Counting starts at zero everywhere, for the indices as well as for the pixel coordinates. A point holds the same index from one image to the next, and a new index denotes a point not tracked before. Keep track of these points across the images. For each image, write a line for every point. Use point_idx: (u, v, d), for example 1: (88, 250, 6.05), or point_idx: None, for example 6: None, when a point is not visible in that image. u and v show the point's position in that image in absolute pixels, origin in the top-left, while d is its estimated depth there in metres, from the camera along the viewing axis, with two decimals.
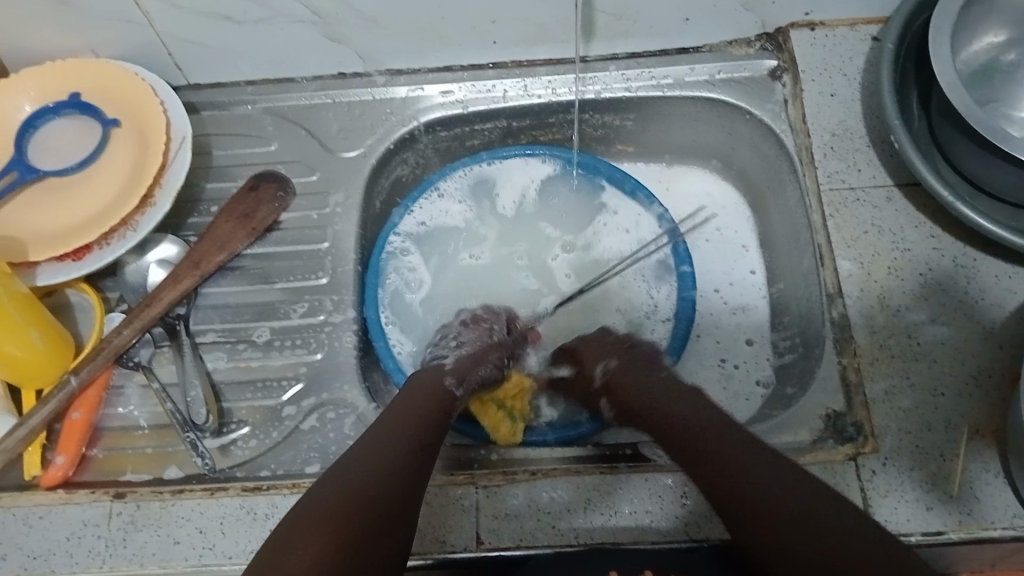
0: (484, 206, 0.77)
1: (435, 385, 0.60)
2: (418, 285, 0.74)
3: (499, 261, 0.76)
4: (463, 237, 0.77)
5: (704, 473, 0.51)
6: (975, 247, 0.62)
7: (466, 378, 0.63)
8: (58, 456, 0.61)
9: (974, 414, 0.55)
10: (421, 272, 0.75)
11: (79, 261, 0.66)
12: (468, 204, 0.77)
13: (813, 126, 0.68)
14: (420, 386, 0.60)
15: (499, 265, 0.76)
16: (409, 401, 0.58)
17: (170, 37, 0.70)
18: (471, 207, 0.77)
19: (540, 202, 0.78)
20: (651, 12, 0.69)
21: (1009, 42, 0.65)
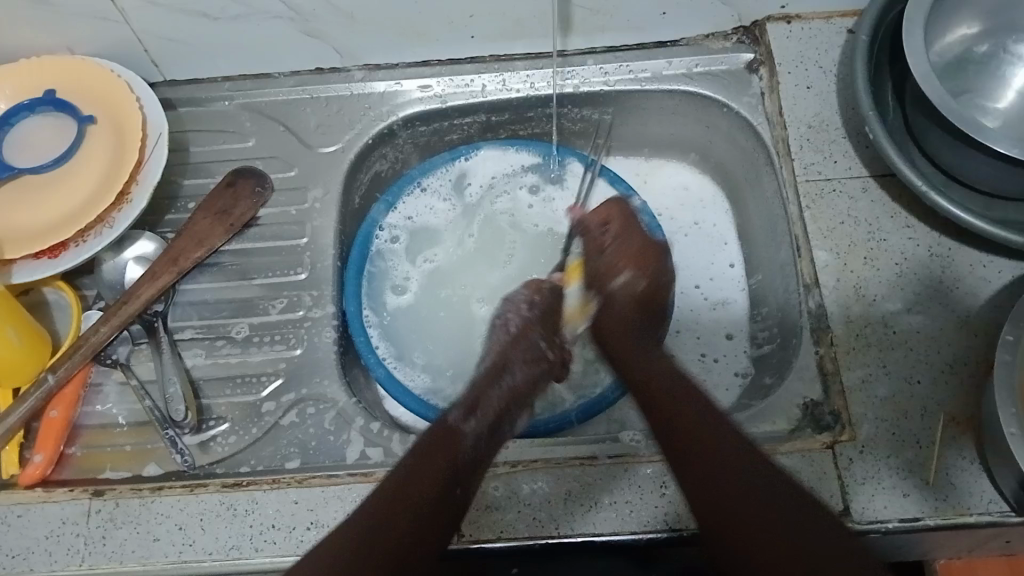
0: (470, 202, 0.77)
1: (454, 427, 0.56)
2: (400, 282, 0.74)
3: (487, 249, 0.75)
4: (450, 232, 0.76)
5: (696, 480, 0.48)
6: (950, 237, 0.63)
7: (478, 406, 0.58)
8: (36, 454, 0.61)
9: (950, 401, 0.56)
10: (405, 270, 0.74)
11: (55, 260, 0.65)
12: (454, 200, 0.77)
13: (790, 118, 0.69)
14: (433, 427, 0.56)
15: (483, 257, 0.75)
16: (425, 441, 0.54)
17: (146, 34, 0.70)
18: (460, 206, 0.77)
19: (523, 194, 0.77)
20: (627, 7, 0.69)
21: (982, 34, 0.66)
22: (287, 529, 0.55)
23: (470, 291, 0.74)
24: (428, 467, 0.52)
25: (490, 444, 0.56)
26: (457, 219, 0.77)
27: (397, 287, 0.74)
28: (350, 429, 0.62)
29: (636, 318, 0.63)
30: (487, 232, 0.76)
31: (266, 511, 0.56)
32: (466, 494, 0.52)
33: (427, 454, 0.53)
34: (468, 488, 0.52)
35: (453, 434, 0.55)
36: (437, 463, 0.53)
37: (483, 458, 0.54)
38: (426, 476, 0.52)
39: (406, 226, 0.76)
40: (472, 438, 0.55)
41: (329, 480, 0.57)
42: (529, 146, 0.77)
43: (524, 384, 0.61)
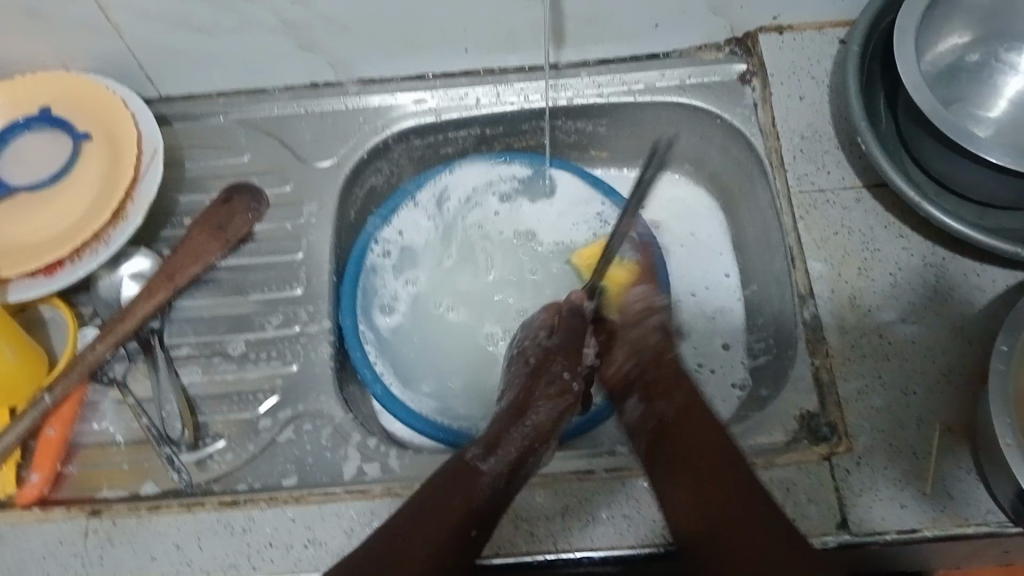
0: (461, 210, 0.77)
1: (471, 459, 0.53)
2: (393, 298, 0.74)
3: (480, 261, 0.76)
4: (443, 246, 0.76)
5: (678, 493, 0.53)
6: (944, 246, 0.63)
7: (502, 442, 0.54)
8: (34, 473, 0.61)
9: (946, 411, 0.56)
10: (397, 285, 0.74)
11: (51, 277, 0.65)
12: (448, 213, 0.77)
13: (783, 129, 0.69)
14: (450, 462, 0.53)
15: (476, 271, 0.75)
16: (440, 476, 0.52)
17: (139, 50, 0.70)
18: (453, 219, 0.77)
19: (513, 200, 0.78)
20: (619, 18, 0.70)
21: (974, 43, 0.66)
22: (285, 547, 0.55)
23: (466, 306, 0.74)
24: (449, 503, 0.50)
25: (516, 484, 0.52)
26: (450, 232, 0.77)
27: (390, 302, 0.74)
28: (347, 444, 0.62)
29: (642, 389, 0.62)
30: (475, 238, 0.77)
31: (263, 529, 0.56)
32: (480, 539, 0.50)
33: (456, 495, 0.51)
34: (485, 530, 0.50)
35: (471, 473, 0.52)
36: (460, 501, 0.50)
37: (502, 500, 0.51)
38: (447, 523, 0.49)
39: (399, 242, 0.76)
40: (488, 479, 0.52)
41: (327, 497, 0.57)
42: (519, 156, 0.77)
43: (552, 421, 0.56)
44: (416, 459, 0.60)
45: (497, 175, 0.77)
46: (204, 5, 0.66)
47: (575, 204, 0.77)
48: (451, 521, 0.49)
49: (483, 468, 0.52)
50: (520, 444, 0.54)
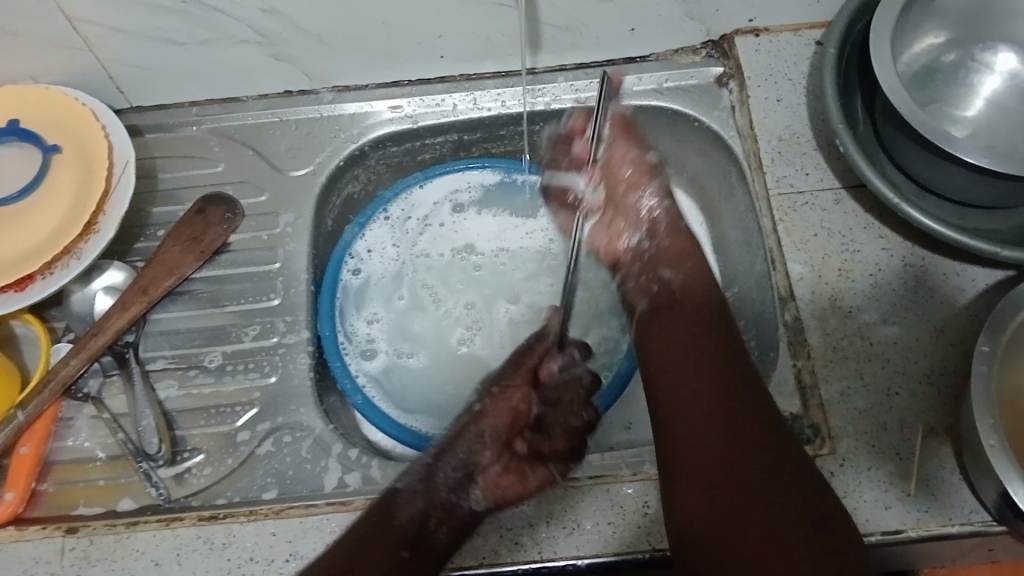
0: (431, 218, 0.77)
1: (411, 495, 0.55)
2: (369, 318, 0.73)
3: (451, 271, 0.74)
4: (416, 261, 0.75)
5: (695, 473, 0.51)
6: (922, 246, 0.63)
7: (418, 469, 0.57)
8: (7, 493, 0.59)
9: (929, 411, 0.56)
10: (371, 303, 0.74)
11: (21, 293, 0.64)
12: (418, 226, 0.77)
13: (761, 131, 0.69)
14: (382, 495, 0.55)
15: (450, 280, 0.74)
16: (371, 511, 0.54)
17: (110, 60, 0.69)
18: (422, 232, 0.77)
19: (480, 207, 0.78)
20: (596, 23, 0.69)
21: (949, 43, 0.66)
22: (266, 562, 0.54)
23: (440, 316, 0.73)
24: (379, 534, 0.52)
25: (440, 508, 0.55)
26: (422, 243, 0.76)
27: (365, 322, 0.73)
28: (328, 456, 0.61)
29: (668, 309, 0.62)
30: (447, 249, 0.76)
31: (244, 544, 0.55)
32: (416, 557, 0.52)
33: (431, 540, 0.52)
34: (430, 542, 0.52)
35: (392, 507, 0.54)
36: (387, 529, 0.53)
37: (428, 525, 0.53)
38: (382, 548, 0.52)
39: (370, 258, 0.75)
40: (406, 504, 0.54)
41: (308, 510, 0.56)
42: (491, 164, 0.76)
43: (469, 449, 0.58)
44: (398, 471, 0.59)
45: (470, 183, 0.78)
46: (175, 16, 0.65)
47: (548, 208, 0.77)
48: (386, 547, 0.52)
49: (398, 490, 0.55)
50: (428, 474, 0.57)
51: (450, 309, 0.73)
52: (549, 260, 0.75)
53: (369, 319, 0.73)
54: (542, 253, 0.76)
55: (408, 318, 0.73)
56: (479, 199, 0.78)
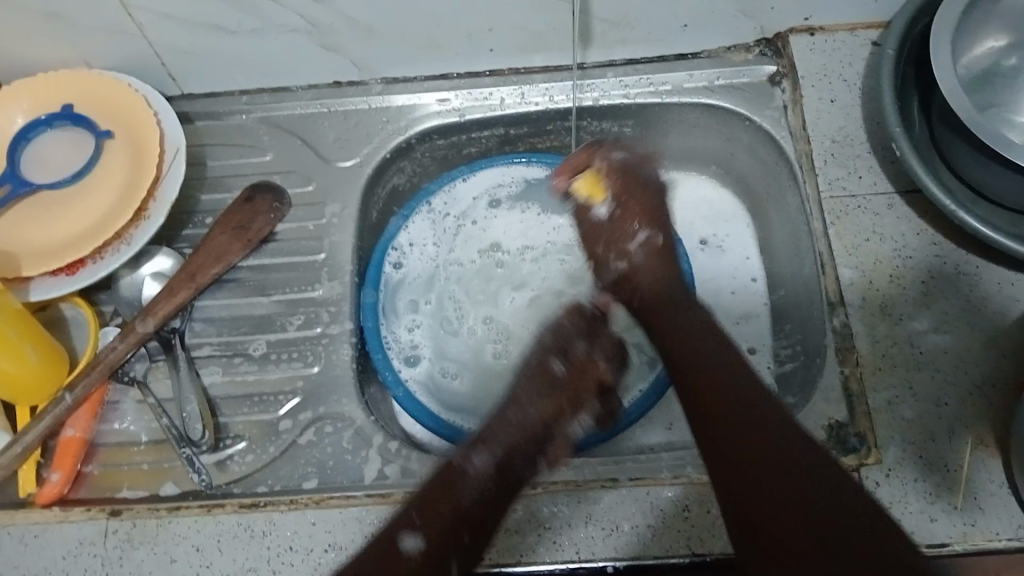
0: (467, 215, 0.77)
1: (468, 475, 0.54)
2: (408, 316, 0.73)
3: (489, 273, 0.74)
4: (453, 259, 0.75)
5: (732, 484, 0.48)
6: (977, 254, 0.62)
7: (488, 439, 0.57)
8: (54, 472, 0.60)
9: (978, 423, 0.55)
10: (411, 298, 0.74)
11: (72, 276, 0.65)
12: (458, 223, 0.77)
13: (813, 132, 0.68)
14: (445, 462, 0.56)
15: (488, 280, 0.74)
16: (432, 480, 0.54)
17: (162, 48, 0.70)
18: (462, 230, 0.76)
19: (515, 205, 0.77)
20: (647, 18, 0.69)
21: (1011, 46, 0.64)
22: (305, 551, 0.55)
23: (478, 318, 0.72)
24: (439, 510, 0.52)
25: (503, 482, 0.55)
26: (460, 243, 0.76)
27: (402, 319, 0.73)
28: (368, 447, 0.61)
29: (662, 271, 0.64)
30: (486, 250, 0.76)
31: (283, 533, 0.55)
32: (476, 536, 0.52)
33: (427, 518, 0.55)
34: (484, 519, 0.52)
35: (460, 476, 0.54)
36: (447, 498, 0.53)
37: (491, 501, 0.53)
38: (438, 521, 0.52)
39: (410, 252, 0.75)
40: (472, 477, 0.54)
41: (347, 501, 0.56)
42: (538, 157, 0.76)
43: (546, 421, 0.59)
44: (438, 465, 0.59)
45: (513, 178, 0.77)
46: (226, 4, 0.65)
47: None
48: (442, 522, 0.52)
49: (470, 468, 0.55)
50: (512, 447, 0.57)
51: (482, 316, 0.72)
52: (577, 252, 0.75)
53: (408, 317, 0.73)
54: (570, 245, 0.75)
55: (446, 318, 0.73)
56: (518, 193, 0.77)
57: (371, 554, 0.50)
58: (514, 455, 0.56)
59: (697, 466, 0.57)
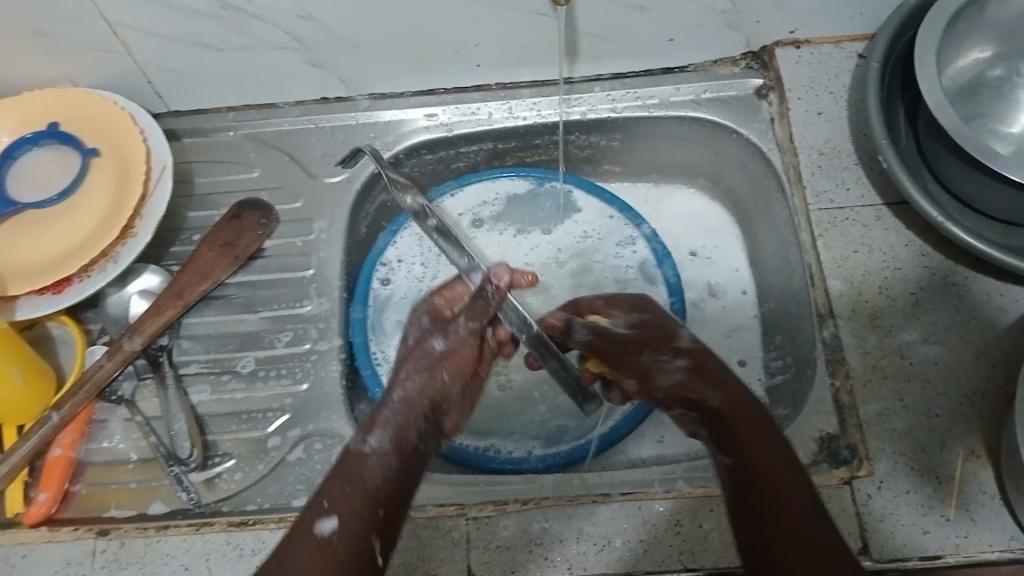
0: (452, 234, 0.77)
1: (364, 470, 0.51)
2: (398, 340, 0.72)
3: None
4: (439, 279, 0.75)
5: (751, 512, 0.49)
6: (965, 265, 0.62)
7: (382, 418, 0.53)
8: (40, 493, 0.60)
9: (969, 433, 0.55)
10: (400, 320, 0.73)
11: (58, 295, 0.64)
12: None
13: (800, 145, 0.68)
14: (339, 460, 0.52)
15: None
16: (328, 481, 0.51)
17: (149, 65, 0.70)
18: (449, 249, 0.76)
19: (497, 223, 0.77)
20: (634, 32, 0.69)
21: (995, 58, 0.65)
22: None
23: None
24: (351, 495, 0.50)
25: (403, 461, 0.52)
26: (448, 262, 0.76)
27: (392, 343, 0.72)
28: None
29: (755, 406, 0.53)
30: None
31: None
32: (393, 514, 0.50)
33: (423, 551, 0.54)
34: (395, 504, 0.50)
35: (360, 465, 0.51)
36: (356, 485, 0.50)
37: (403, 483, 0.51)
38: (354, 509, 0.49)
39: (398, 271, 0.75)
40: (377, 455, 0.51)
41: None
42: (522, 171, 0.77)
43: (432, 390, 0.55)
44: (428, 482, 0.58)
45: (497, 195, 0.77)
46: (213, 21, 0.65)
47: (582, 219, 0.76)
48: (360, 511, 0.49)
49: (368, 452, 0.51)
50: (402, 422, 0.53)
51: None
52: (559, 270, 0.75)
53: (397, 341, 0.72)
54: (547, 263, 0.75)
55: None
56: (501, 209, 0.77)
57: (290, 550, 0.48)
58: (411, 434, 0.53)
59: (688, 479, 0.56)
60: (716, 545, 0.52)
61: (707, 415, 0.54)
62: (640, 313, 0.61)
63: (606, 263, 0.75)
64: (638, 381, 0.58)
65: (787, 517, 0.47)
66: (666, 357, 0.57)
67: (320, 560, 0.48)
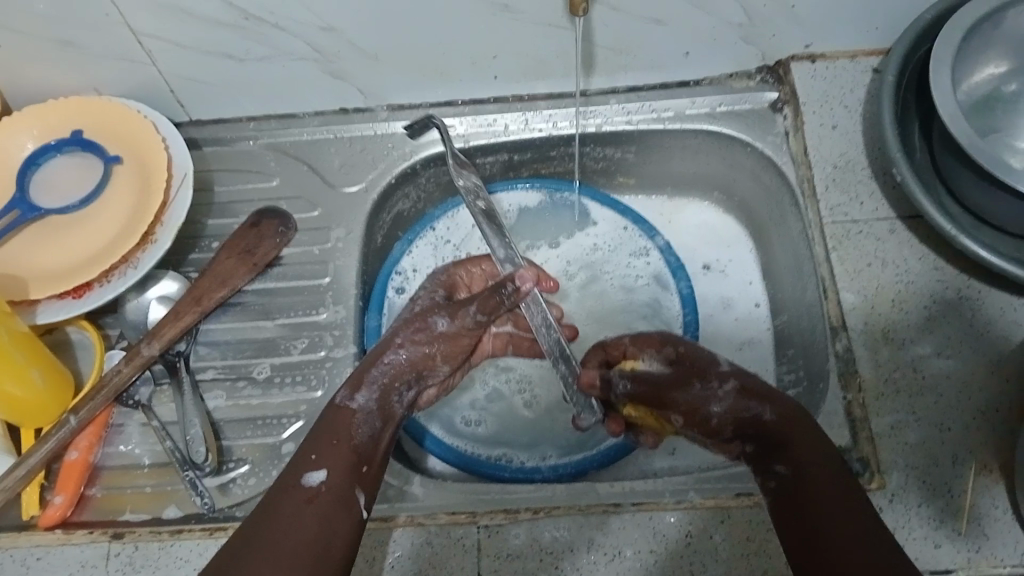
0: (465, 244, 0.78)
1: (346, 432, 0.52)
2: None
3: None
4: None
5: (795, 512, 0.47)
6: (980, 280, 0.62)
7: (369, 378, 0.54)
8: (57, 496, 0.60)
9: (982, 448, 0.55)
10: None
11: (79, 299, 0.65)
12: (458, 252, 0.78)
13: (815, 158, 0.68)
14: (321, 414, 0.53)
15: None
16: (313, 434, 0.52)
17: (171, 74, 0.71)
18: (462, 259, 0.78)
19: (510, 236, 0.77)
20: (650, 44, 0.69)
21: (1010, 73, 0.65)
22: None
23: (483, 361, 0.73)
24: (335, 446, 0.51)
25: (384, 420, 0.53)
26: None
27: None
28: None
29: (804, 419, 0.50)
30: None
31: None
32: (373, 472, 0.51)
33: (434, 559, 0.54)
34: (375, 463, 0.52)
35: (346, 420, 0.52)
36: (336, 438, 0.51)
37: (382, 445, 0.53)
38: (339, 465, 0.50)
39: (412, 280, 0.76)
40: (365, 415, 0.53)
41: None
42: (537, 182, 0.77)
43: (422, 360, 0.55)
44: (439, 489, 0.59)
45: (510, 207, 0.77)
46: (235, 32, 0.66)
47: (594, 231, 0.77)
48: (341, 464, 0.50)
49: (355, 408, 0.53)
50: (391, 382, 0.54)
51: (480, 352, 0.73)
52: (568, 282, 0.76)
53: None
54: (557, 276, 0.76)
55: None
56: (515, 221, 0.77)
57: (276, 502, 0.49)
58: (396, 406, 0.54)
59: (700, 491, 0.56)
60: (726, 557, 0.53)
61: (760, 431, 0.51)
62: (674, 348, 0.58)
63: (615, 274, 0.75)
64: (684, 417, 0.53)
65: (831, 516, 0.46)
66: (715, 385, 0.52)
67: (305, 513, 0.48)
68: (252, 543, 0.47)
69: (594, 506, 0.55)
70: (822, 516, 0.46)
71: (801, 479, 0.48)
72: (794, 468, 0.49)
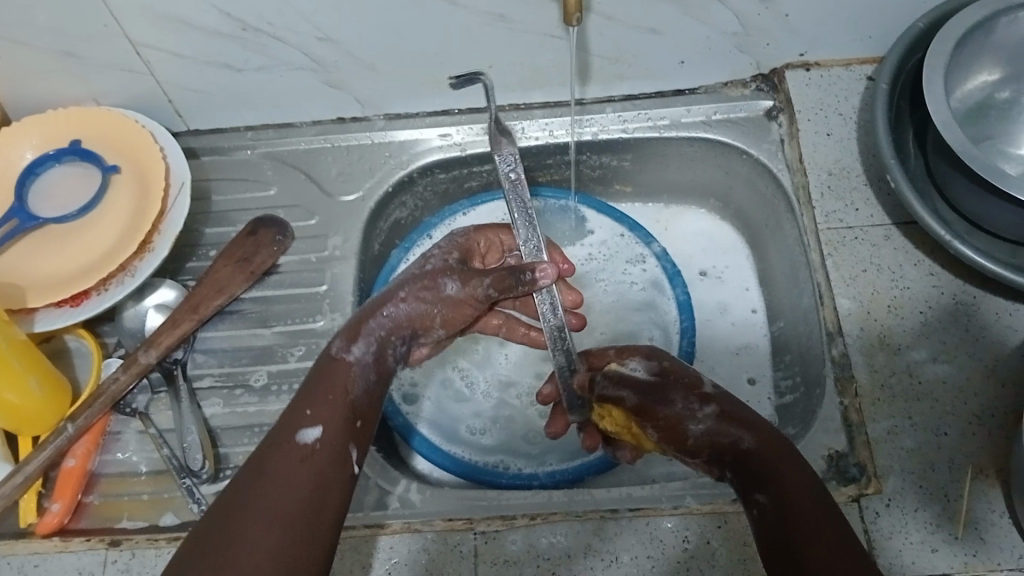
0: None
1: (339, 386, 0.52)
2: None
3: None
4: None
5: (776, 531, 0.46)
6: (975, 285, 0.62)
7: (366, 330, 0.54)
8: (55, 503, 0.60)
9: (978, 453, 0.55)
10: None
11: (76, 308, 0.65)
12: None
13: (810, 165, 0.69)
14: (316, 363, 0.53)
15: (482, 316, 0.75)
16: (308, 385, 0.52)
17: (170, 85, 0.71)
18: None
19: None
20: (645, 53, 0.70)
21: (1002, 80, 0.65)
22: None
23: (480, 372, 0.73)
24: (328, 397, 0.51)
25: (378, 375, 0.53)
26: None
27: None
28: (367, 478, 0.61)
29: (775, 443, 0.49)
30: None
31: None
32: (367, 427, 0.51)
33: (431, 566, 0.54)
34: (368, 419, 0.52)
35: (340, 372, 0.52)
36: (330, 388, 0.51)
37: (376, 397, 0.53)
38: (334, 420, 0.50)
39: None
40: (359, 368, 0.53)
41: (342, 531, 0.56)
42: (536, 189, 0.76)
43: (419, 319, 0.56)
44: (436, 495, 0.59)
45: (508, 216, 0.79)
46: (234, 43, 0.67)
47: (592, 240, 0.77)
48: (336, 418, 0.50)
49: (351, 360, 0.52)
50: (385, 337, 0.54)
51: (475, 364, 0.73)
52: None
53: None
54: None
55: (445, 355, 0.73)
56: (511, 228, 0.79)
57: (268, 456, 0.48)
58: (389, 362, 0.54)
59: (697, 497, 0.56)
60: (723, 562, 0.53)
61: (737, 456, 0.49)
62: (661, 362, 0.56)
63: (610, 279, 0.76)
64: (664, 432, 0.51)
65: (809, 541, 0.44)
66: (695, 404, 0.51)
67: (302, 469, 0.47)
68: (242, 501, 0.45)
69: (591, 512, 0.55)
70: (792, 510, 0.46)
71: (779, 498, 0.46)
72: (775, 494, 0.47)
